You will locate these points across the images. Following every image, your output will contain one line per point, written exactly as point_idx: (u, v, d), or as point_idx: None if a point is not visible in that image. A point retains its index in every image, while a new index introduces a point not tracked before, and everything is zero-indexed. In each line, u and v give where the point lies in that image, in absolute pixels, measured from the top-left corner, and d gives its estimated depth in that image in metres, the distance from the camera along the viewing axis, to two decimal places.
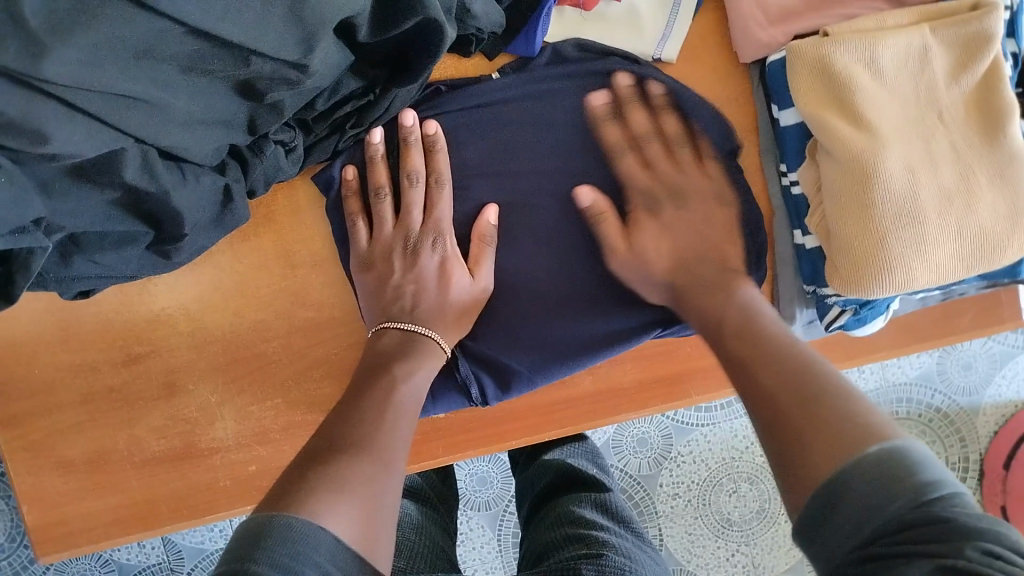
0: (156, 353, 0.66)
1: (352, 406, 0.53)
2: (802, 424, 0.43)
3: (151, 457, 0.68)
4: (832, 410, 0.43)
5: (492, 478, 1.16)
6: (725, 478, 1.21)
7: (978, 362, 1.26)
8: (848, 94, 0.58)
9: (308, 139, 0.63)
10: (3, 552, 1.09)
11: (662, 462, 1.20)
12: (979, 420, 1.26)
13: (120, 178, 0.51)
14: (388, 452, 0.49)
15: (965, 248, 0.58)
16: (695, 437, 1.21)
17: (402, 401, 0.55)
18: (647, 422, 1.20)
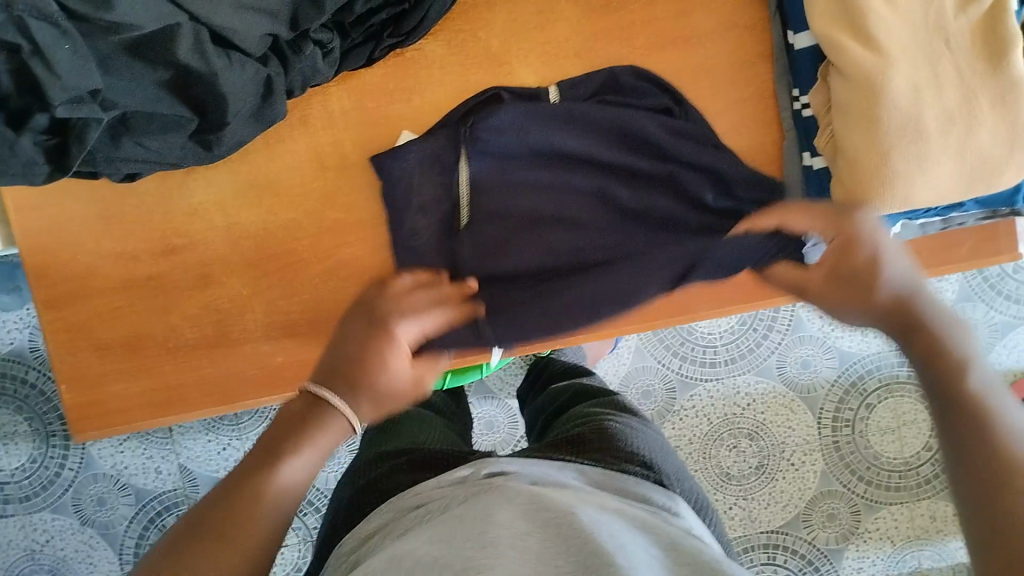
0: (193, 246, 0.70)
1: (250, 466, 0.50)
2: (986, 466, 0.43)
3: (184, 344, 0.71)
4: (991, 455, 0.44)
5: (498, 423, 1.24)
6: (725, 433, 1.25)
7: (979, 331, 1.29)
8: (861, 16, 0.61)
9: (346, 44, 0.66)
10: (25, 472, 1.11)
11: (665, 414, 1.24)
12: None
13: (174, 54, 0.55)
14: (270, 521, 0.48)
15: (964, 170, 0.61)
16: (698, 392, 1.24)
17: (310, 452, 0.52)
18: (651, 375, 1.24)
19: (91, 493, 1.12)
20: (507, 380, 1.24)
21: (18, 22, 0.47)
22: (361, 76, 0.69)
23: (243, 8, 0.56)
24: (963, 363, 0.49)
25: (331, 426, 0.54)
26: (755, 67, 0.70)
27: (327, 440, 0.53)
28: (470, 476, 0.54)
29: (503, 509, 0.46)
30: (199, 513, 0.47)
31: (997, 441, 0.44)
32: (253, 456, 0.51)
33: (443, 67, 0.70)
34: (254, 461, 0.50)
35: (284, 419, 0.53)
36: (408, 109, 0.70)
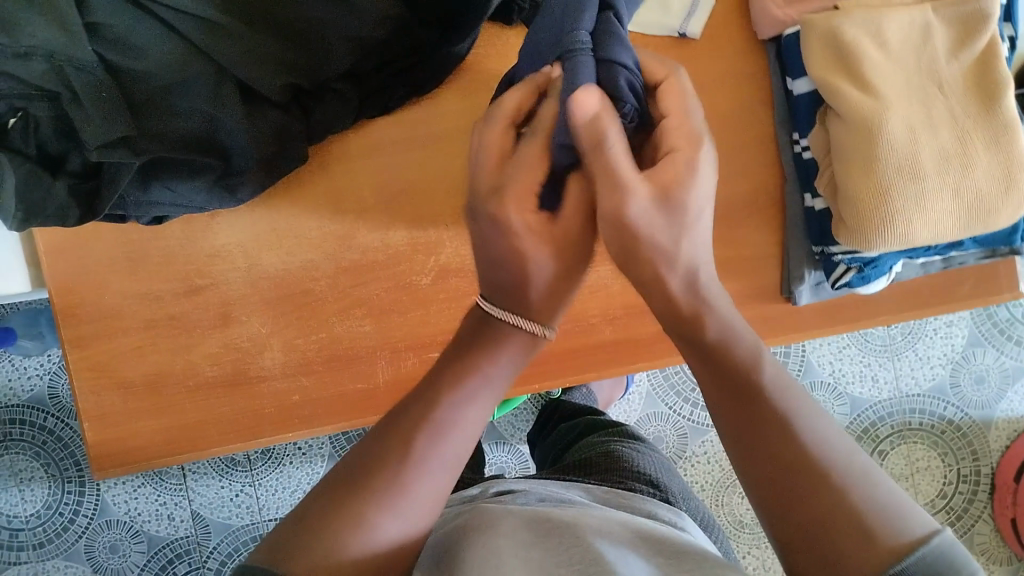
0: (214, 286, 0.73)
1: (415, 415, 0.47)
2: (829, 554, 0.41)
3: (204, 382, 0.74)
4: (822, 517, 0.41)
5: (510, 468, 1.25)
6: (738, 480, 1.25)
7: (990, 376, 1.30)
8: (856, 61, 0.63)
9: (364, 91, 0.69)
10: (40, 519, 1.11)
11: (677, 460, 1.24)
12: (991, 434, 1.30)
13: (196, 101, 0.58)
14: (443, 465, 0.47)
15: (962, 207, 0.63)
16: (710, 437, 1.25)
17: (488, 383, 0.51)
18: (662, 421, 1.24)
19: (105, 539, 1.12)
20: (518, 426, 1.25)
21: (60, 71, 0.51)
22: (377, 124, 0.72)
23: (267, 61, 0.59)
24: (770, 399, 0.47)
25: (507, 340, 0.53)
26: (757, 112, 0.73)
27: (503, 363, 0.52)
28: (479, 495, 0.58)
29: (507, 525, 0.48)
30: (375, 447, 0.46)
31: (831, 491, 0.42)
32: (432, 395, 0.49)
33: (456, 116, 0.73)
34: (430, 398, 0.49)
35: (475, 356, 0.52)
36: (423, 155, 0.73)
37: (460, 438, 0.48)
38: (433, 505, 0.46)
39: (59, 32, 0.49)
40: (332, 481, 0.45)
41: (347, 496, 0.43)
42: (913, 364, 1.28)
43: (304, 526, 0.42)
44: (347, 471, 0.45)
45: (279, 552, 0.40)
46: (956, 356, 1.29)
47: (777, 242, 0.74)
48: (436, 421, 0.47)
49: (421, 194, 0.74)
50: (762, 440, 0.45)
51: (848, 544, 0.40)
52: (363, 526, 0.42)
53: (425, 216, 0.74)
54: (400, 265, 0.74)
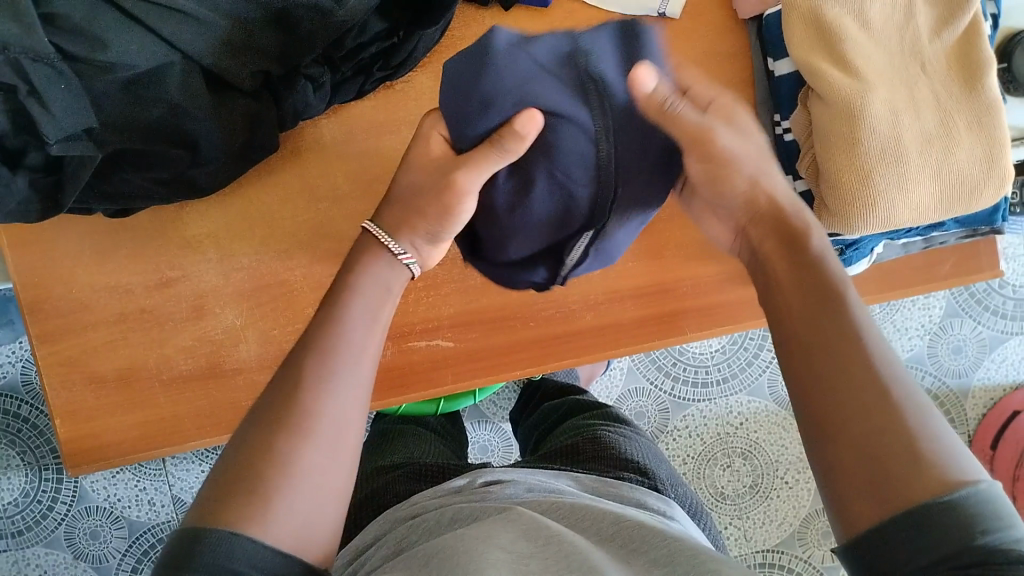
0: (187, 278, 0.71)
1: (290, 384, 0.44)
2: (891, 472, 0.39)
3: (179, 375, 0.72)
4: (885, 445, 0.40)
5: (493, 446, 1.25)
6: (720, 453, 1.25)
7: (967, 346, 1.31)
8: (838, 41, 0.62)
9: (336, 78, 0.66)
10: (17, 507, 1.10)
11: (659, 434, 1.25)
12: (968, 402, 1.31)
13: (167, 91, 0.56)
14: (342, 415, 0.45)
15: (944, 189, 0.63)
16: (691, 412, 1.25)
17: (370, 327, 0.50)
18: (643, 396, 1.24)
19: (85, 526, 1.11)
20: (501, 405, 1.25)
21: (15, 64, 0.48)
22: (350, 109, 0.71)
23: (233, 46, 0.56)
24: (847, 306, 0.46)
25: (380, 258, 0.54)
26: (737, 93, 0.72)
27: (375, 280, 0.53)
28: (467, 486, 0.57)
29: (504, 530, 0.47)
30: (267, 406, 0.44)
31: (889, 411, 0.40)
32: (320, 345, 0.47)
33: (432, 99, 0.71)
34: (315, 348, 0.47)
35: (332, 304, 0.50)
36: (398, 140, 0.72)
37: (355, 387, 0.46)
38: (344, 462, 0.44)
39: (14, 24, 0.47)
40: (232, 451, 0.43)
41: (253, 464, 0.41)
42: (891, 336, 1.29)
43: (210, 504, 0.40)
44: (243, 443, 0.43)
45: (189, 531, 0.39)
46: (933, 326, 1.30)
47: None
48: (315, 377, 0.45)
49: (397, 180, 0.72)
50: (833, 355, 0.44)
51: (902, 476, 0.38)
52: (266, 487, 0.41)
53: None
54: None
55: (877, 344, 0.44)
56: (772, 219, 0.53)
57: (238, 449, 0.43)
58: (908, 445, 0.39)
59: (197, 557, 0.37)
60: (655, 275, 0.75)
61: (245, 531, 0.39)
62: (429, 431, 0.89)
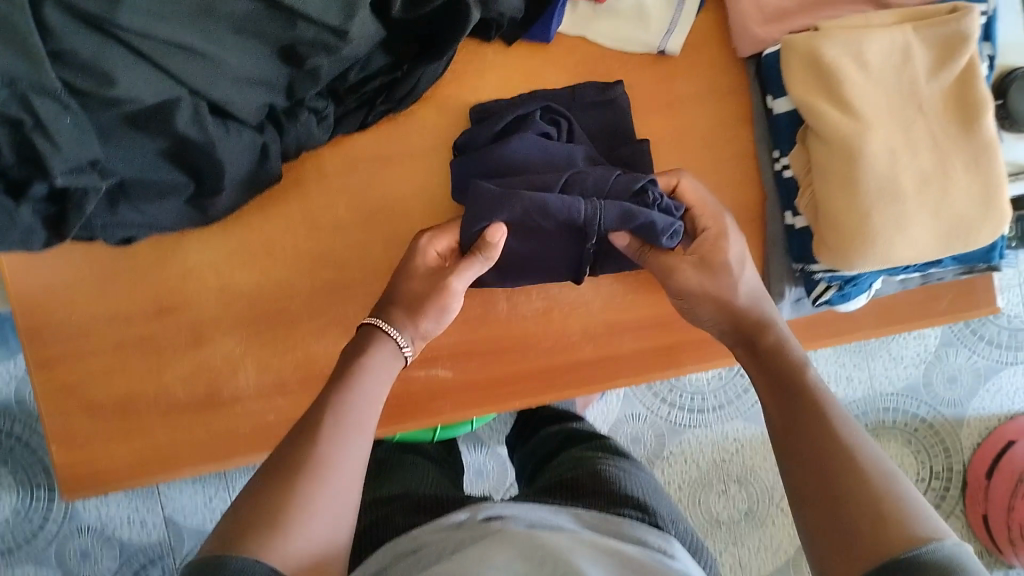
0: (186, 305, 0.71)
1: (318, 420, 0.53)
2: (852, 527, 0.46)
3: (177, 403, 0.72)
4: (865, 509, 0.46)
5: (488, 470, 1.25)
6: (715, 479, 1.25)
7: (962, 375, 1.31)
8: (837, 83, 0.63)
9: (339, 110, 0.67)
10: (8, 525, 1.09)
11: (654, 460, 1.25)
12: (963, 431, 1.31)
13: (174, 125, 0.56)
14: (352, 462, 0.51)
15: (941, 228, 0.63)
16: (686, 438, 1.25)
17: (375, 395, 0.57)
18: (640, 422, 1.24)
19: (76, 545, 1.10)
20: (496, 429, 1.25)
21: (23, 98, 0.48)
22: (351, 140, 0.71)
23: (241, 80, 0.57)
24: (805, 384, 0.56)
25: (387, 346, 0.61)
26: (736, 129, 0.73)
27: (384, 364, 0.60)
28: (467, 520, 0.57)
29: (499, 555, 0.47)
30: (286, 454, 0.50)
31: (856, 472, 0.48)
32: (341, 400, 0.55)
33: (433, 131, 0.72)
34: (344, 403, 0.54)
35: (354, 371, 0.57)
36: (399, 171, 0.72)
37: (368, 429, 0.55)
38: (349, 506, 0.50)
39: (22, 61, 0.46)
40: (248, 499, 0.48)
41: (283, 482, 0.48)
42: (886, 364, 1.30)
43: (230, 537, 0.45)
44: (257, 491, 0.48)
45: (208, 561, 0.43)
46: (929, 355, 1.31)
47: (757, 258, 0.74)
48: (347, 420, 0.54)
49: (397, 210, 0.72)
50: (796, 424, 0.53)
51: (870, 538, 0.44)
52: (282, 525, 0.46)
53: (402, 232, 0.73)
54: (378, 282, 0.73)
55: (837, 415, 0.53)
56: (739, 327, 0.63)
57: (252, 496, 0.48)
58: (873, 508, 0.46)
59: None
60: (654, 308, 0.75)
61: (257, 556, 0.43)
62: (425, 458, 0.89)
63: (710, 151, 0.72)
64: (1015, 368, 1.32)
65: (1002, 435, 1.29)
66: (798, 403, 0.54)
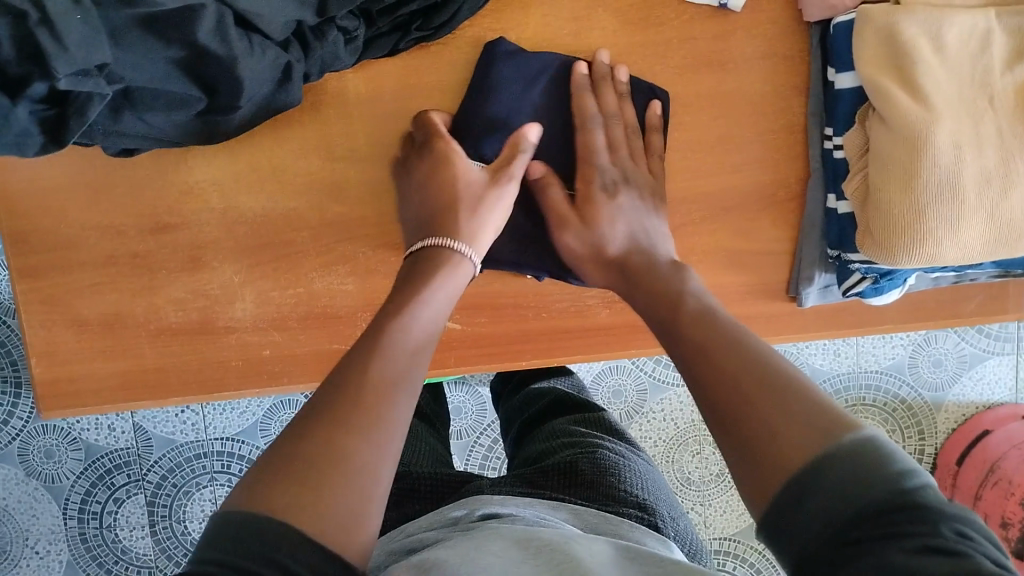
0: (186, 226, 0.66)
1: (357, 364, 0.47)
2: (759, 418, 0.42)
3: (167, 328, 0.68)
4: (758, 427, 0.42)
5: (467, 409, 1.23)
6: (690, 439, 1.25)
7: (948, 361, 1.32)
8: (911, 66, 0.59)
9: (370, 33, 0.62)
10: None
11: (634, 415, 1.24)
12: (940, 416, 1.33)
13: (193, 33, 0.50)
14: (398, 416, 0.45)
15: (994, 231, 0.60)
16: (668, 396, 1.25)
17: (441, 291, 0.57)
18: (625, 375, 1.23)
19: (39, 445, 1.07)
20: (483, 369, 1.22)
21: None
22: (380, 67, 0.65)
23: None
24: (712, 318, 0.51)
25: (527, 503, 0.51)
26: (787, 101, 0.69)
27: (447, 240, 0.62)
28: (464, 518, 0.58)
29: (500, 543, 0.49)
30: (285, 444, 0.41)
31: (769, 377, 0.44)
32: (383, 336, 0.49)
33: (465, 65, 0.67)
34: (378, 340, 0.49)
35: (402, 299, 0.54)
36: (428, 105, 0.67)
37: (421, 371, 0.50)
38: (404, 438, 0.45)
39: None
40: (291, 431, 0.43)
41: (318, 424, 0.42)
42: (875, 343, 1.30)
43: (251, 491, 0.39)
44: (296, 424, 0.43)
45: (248, 514, 0.37)
46: (918, 337, 1.31)
47: (788, 239, 0.71)
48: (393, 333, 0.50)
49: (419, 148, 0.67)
50: (732, 388, 0.45)
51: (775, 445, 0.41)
52: (324, 478, 0.40)
53: None
54: (391, 225, 0.68)
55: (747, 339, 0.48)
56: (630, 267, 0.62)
57: (298, 425, 0.43)
58: (801, 417, 0.41)
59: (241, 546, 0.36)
60: None
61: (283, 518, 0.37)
62: (418, 423, 0.91)
63: (757, 119, 0.69)
64: (999, 360, 1.34)
65: (976, 424, 1.31)
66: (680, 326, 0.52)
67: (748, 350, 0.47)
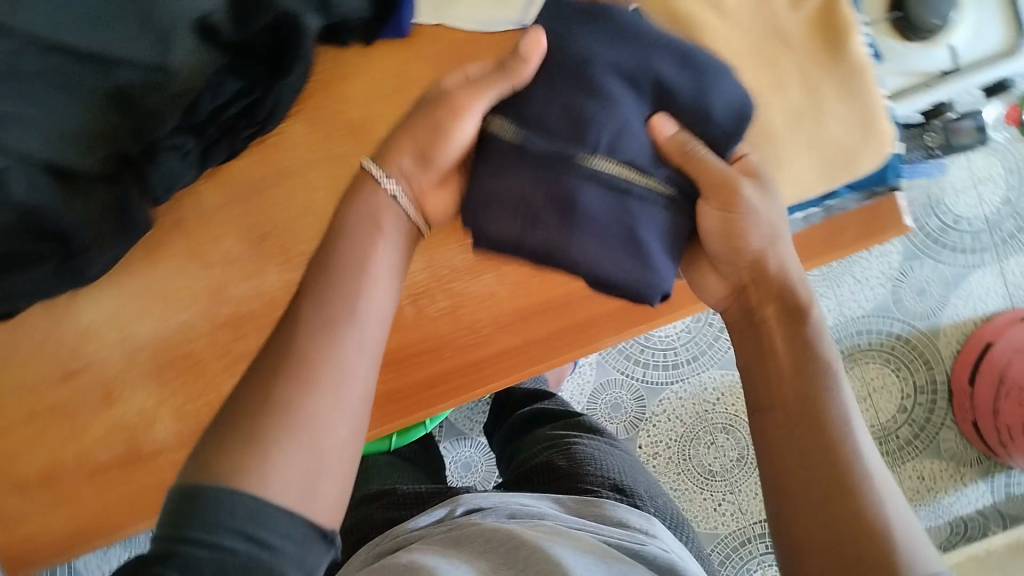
0: (90, 366, 0.70)
1: (298, 315, 0.52)
2: (857, 548, 0.48)
3: (101, 465, 0.71)
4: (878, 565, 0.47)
5: (475, 462, 1.29)
6: (701, 432, 1.30)
7: (931, 286, 1.33)
8: (696, 30, 0.62)
9: (203, 144, 0.65)
10: None
11: (638, 423, 1.30)
12: (941, 340, 1.32)
13: (10, 194, 0.56)
14: (353, 368, 0.51)
15: (820, 160, 0.62)
16: (666, 395, 1.30)
17: (368, 257, 0.54)
18: (616, 387, 1.30)
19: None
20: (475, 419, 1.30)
21: None
22: (228, 172, 0.70)
23: (70, 136, 0.58)
24: (823, 415, 0.54)
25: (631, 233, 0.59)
26: None
27: (367, 212, 0.56)
28: (448, 517, 0.70)
29: (469, 547, 0.59)
30: (246, 403, 0.48)
31: (884, 538, 0.48)
32: (327, 281, 0.53)
33: (304, 147, 0.70)
34: (332, 277, 0.53)
35: (338, 234, 0.55)
36: (281, 193, 0.70)
37: (375, 316, 0.54)
38: (353, 394, 0.50)
39: None
40: (248, 393, 0.49)
41: (263, 381, 0.49)
42: (852, 288, 1.32)
43: (202, 465, 0.46)
44: (251, 385, 0.49)
45: (188, 487, 0.44)
46: (894, 272, 1.32)
47: None
48: (353, 285, 0.53)
49: (285, 234, 0.71)
50: (816, 508, 0.51)
51: (871, 568, 0.47)
52: (258, 443, 0.46)
53: (295, 256, 0.71)
54: (278, 312, 0.70)
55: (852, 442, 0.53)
56: (758, 270, 0.59)
57: (246, 397, 0.49)
58: (870, 530, 0.49)
59: (191, 519, 0.43)
60: (560, 287, 0.74)
61: (231, 488, 0.44)
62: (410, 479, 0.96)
63: None
64: (982, 271, 1.34)
65: (976, 339, 1.30)
66: (805, 423, 0.54)
67: (844, 463, 0.51)
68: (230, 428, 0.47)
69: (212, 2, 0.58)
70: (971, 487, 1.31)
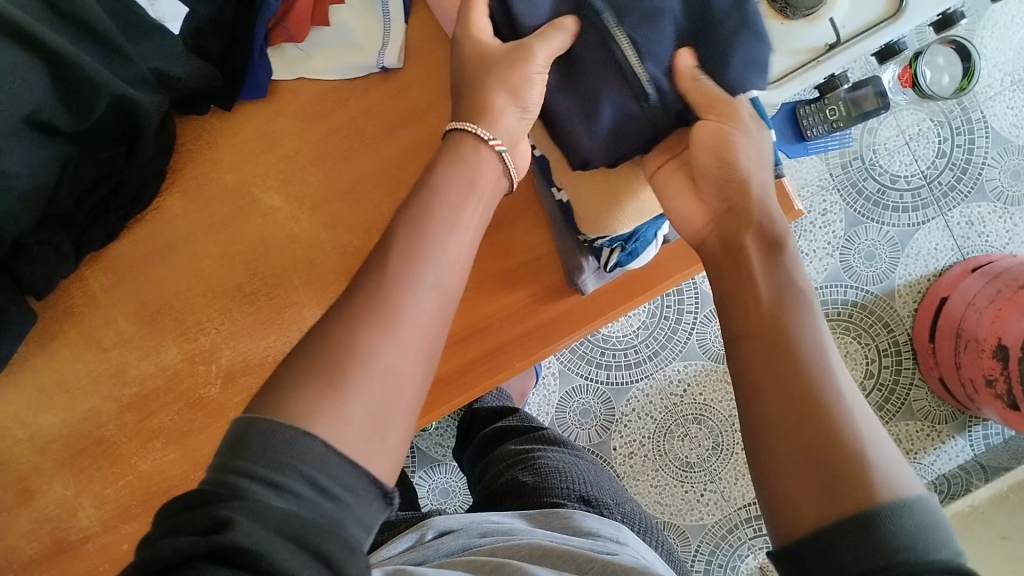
0: (2, 466, 0.69)
1: (388, 249, 0.49)
2: (831, 454, 0.43)
3: (29, 562, 0.69)
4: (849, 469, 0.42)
5: (454, 488, 1.25)
6: (673, 425, 1.22)
7: (879, 249, 1.23)
8: None
9: (74, 232, 0.65)
10: None
11: (609, 426, 1.23)
12: (897, 303, 1.23)
13: None
14: (422, 308, 0.47)
15: None
16: (632, 394, 1.23)
17: (458, 216, 0.52)
18: (582, 393, 1.23)
19: None
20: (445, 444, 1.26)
21: None
22: (112, 253, 0.70)
23: None
24: (799, 311, 0.49)
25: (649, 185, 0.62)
26: None
27: (461, 173, 0.54)
28: (421, 540, 0.65)
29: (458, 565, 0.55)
30: (321, 344, 0.45)
31: (839, 420, 0.44)
32: (423, 213, 0.51)
33: (185, 218, 0.70)
34: (405, 239, 0.50)
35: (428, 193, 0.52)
36: (167, 267, 0.70)
37: (459, 247, 0.51)
38: (420, 354, 0.46)
39: None
40: (329, 326, 0.46)
41: (361, 304, 0.46)
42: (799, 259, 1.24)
43: (266, 406, 0.43)
44: (336, 321, 0.46)
45: (264, 426, 0.41)
46: (840, 239, 1.24)
47: (544, 238, 0.73)
48: (426, 236, 0.50)
49: (180, 305, 0.70)
50: (796, 431, 0.45)
51: (848, 477, 0.42)
52: (342, 380, 0.43)
53: (192, 325, 0.71)
54: (184, 382, 0.71)
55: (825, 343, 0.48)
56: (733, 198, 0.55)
57: (334, 328, 0.46)
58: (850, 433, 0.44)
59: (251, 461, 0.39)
60: (464, 319, 0.73)
61: (318, 434, 0.41)
62: None
63: None
64: (928, 227, 1.24)
65: (934, 294, 1.20)
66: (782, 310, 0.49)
67: (817, 387, 0.45)
68: (311, 374, 0.44)
69: (37, 98, 0.56)
70: (949, 443, 1.22)
